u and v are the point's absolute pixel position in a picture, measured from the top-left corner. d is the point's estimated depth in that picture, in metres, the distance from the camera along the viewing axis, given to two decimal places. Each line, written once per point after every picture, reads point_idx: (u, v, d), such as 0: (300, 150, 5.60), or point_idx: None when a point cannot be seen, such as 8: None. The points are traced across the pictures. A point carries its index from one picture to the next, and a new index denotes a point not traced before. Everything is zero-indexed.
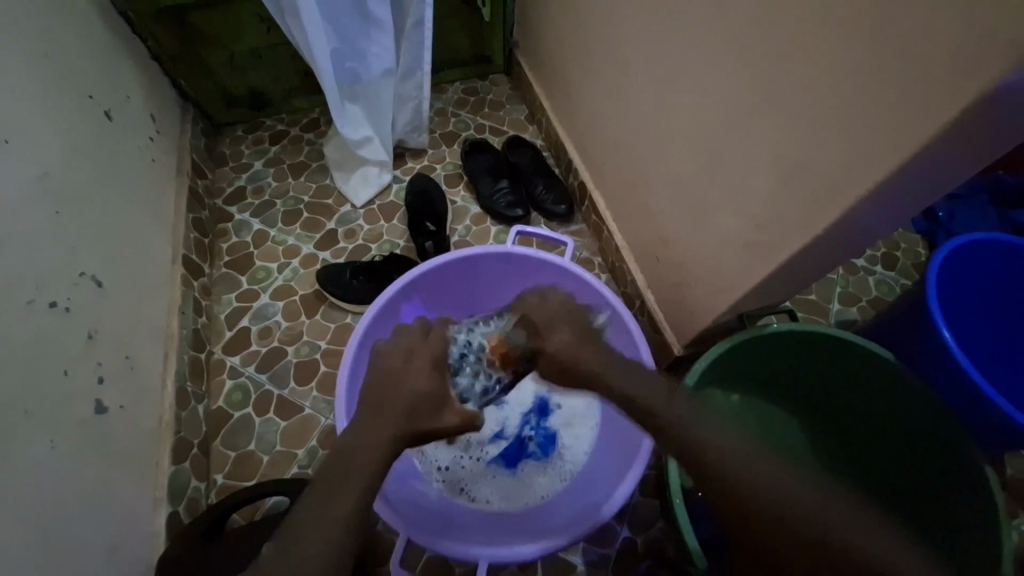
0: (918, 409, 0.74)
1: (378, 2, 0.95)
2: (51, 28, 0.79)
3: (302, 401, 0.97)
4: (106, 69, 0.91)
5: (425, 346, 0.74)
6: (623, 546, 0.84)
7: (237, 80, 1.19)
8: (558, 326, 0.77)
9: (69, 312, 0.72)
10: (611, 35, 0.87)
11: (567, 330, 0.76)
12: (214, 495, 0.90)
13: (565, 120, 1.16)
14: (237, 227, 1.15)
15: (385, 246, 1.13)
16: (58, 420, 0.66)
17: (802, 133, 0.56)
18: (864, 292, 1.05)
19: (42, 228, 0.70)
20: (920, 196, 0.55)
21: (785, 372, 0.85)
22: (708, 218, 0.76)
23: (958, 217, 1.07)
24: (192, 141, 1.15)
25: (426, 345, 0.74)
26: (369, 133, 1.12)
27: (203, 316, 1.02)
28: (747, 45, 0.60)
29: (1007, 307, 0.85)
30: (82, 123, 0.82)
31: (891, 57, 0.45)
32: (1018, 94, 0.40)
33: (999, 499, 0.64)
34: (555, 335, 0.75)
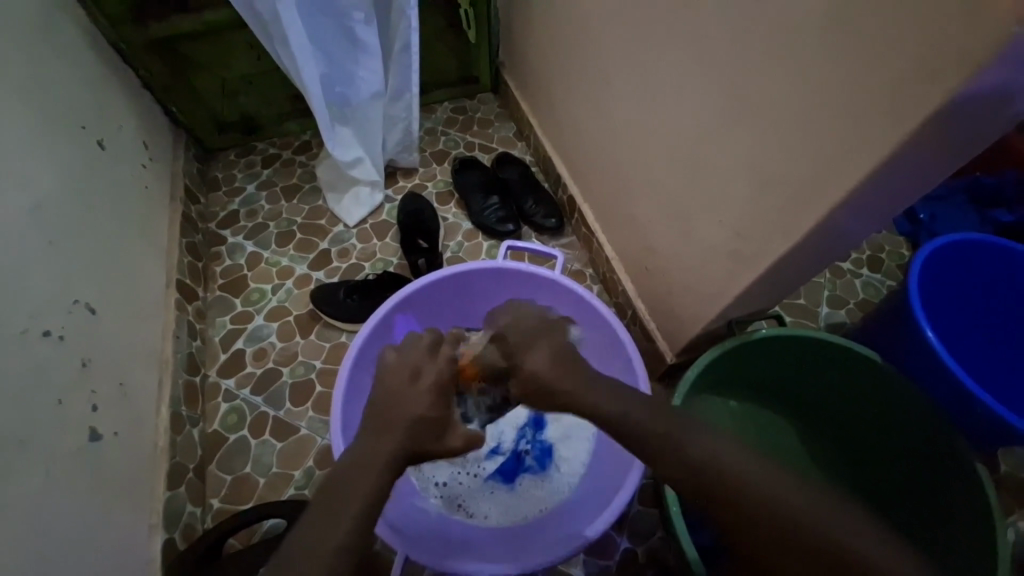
0: (907, 409, 0.75)
1: (364, 28, 0.98)
2: (43, 62, 0.81)
3: (298, 422, 0.97)
4: (98, 100, 0.92)
5: (431, 364, 0.68)
6: (624, 558, 0.84)
7: (229, 106, 1.21)
8: (536, 345, 0.69)
9: (63, 339, 0.72)
10: (592, 54, 0.90)
11: (543, 352, 0.68)
12: (210, 520, 0.89)
13: (552, 135, 1.18)
14: (231, 250, 1.16)
15: (378, 264, 1.14)
16: (52, 449, 0.66)
17: (776, 144, 0.58)
18: (851, 294, 1.07)
19: (36, 257, 0.71)
20: (893, 200, 0.56)
21: (777, 375, 0.86)
22: (693, 227, 0.77)
23: (939, 219, 1.10)
24: (185, 166, 1.16)
25: (432, 364, 0.68)
26: (360, 154, 1.14)
27: (197, 340, 1.02)
28: (720, 61, 0.62)
29: (990, 304, 0.86)
30: (74, 153, 0.83)
31: (856, 68, 0.47)
32: (971, 104, 0.42)
33: (991, 498, 0.64)
34: (537, 349, 0.69)
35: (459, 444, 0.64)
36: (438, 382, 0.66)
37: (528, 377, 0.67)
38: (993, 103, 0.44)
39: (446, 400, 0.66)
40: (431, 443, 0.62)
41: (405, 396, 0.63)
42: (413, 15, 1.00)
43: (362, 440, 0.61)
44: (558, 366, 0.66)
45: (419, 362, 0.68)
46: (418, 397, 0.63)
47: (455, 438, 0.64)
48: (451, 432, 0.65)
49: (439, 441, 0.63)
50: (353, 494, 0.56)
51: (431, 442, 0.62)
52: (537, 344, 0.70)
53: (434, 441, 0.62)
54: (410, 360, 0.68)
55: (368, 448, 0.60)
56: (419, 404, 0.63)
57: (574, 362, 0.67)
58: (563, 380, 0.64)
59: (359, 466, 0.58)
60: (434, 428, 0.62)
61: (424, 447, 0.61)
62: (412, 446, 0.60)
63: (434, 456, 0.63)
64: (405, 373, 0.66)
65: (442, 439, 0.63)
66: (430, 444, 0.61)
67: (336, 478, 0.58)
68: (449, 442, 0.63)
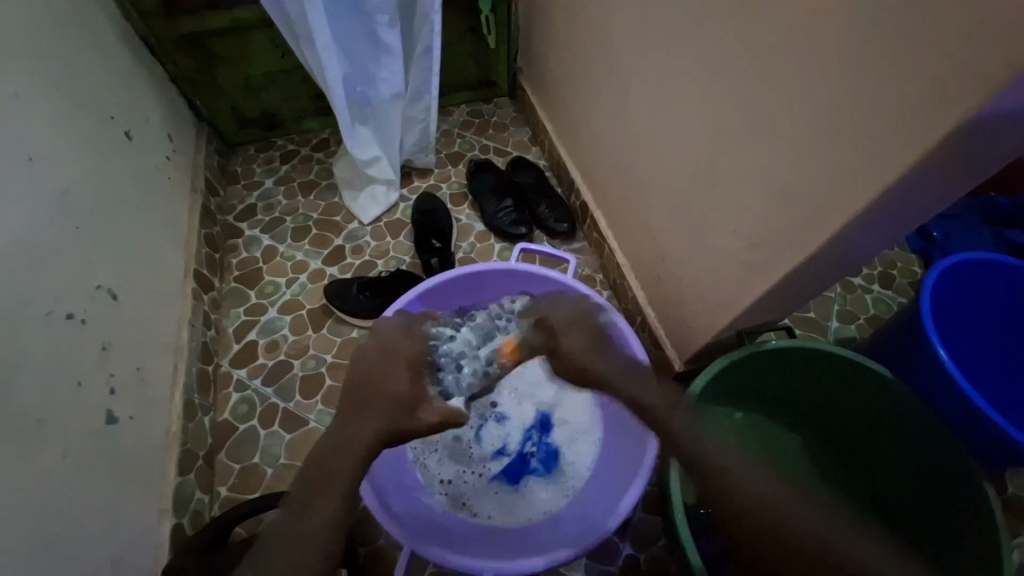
0: (915, 425, 0.75)
1: (388, 31, 1.00)
2: (75, 52, 0.83)
3: (307, 414, 0.98)
4: (127, 92, 0.95)
5: (406, 343, 0.87)
6: (625, 563, 0.84)
7: (251, 102, 1.23)
8: (571, 333, 0.88)
9: (85, 324, 0.74)
10: (610, 62, 0.91)
11: (580, 336, 0.88)
12: (217, 507, 0.91)
13: (567, 141, 1.20)
14: (247, 243, 1.18)
15: (392, 261, 1.16)
16: (69, 430, 0.67)
17: (792, 155, 0.59)
18: (861, 310, 1.07)
19: (63, 242, 0.73)
20: (908, 216, 0.57)
21: (785, 387, 0.86)
22: (706, 236, 0.78)
23: (952, 237, 1.09)
24: (206, 159, 1.19)
25: (405, 345, 0.87)
26: (377, 154, 1.16)
27: (211, 330, 1.04)
28: (739, 74, 0.63)
29: (1002, 324, 0.86)
30: (102, 142, 0.85)
31: (879, 83, 0.47)
32: (990, 123, 0.42)
33: (998, 516, 0.64)
34: (573, 335, 0.88)
35: (433, 419, 0.82)
36: None
37: (569, 361, 0.90)
38: (1014, 122, 0.44)
39: None
40: None
41: None
42: (435, 19, 1.02)
43: (347, 422, 0.78)
44: (593, 346, 0.87)
45: None
46: None
47: (429, 415, 0.82)
48: (426, 410, 0.83)
49: (413, 419, 0.81)
50: (341, 474, 0.71)
51: None
52: (573, 333, 0.88)
53: None
54: (384, 342, 0.86)
55: (351, 430, 0.76)
56: None
57: (604, 344, 0.86)
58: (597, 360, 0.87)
59: (345, 444, 0.75)
60: (405, 407, 0.81)
61: (400, 427, 0.79)
62: None
63: None
64: (379, 356, 0.86)
65: (415, 417, 0.81)
66: (404, 423, 0.79)
67: None
68: None
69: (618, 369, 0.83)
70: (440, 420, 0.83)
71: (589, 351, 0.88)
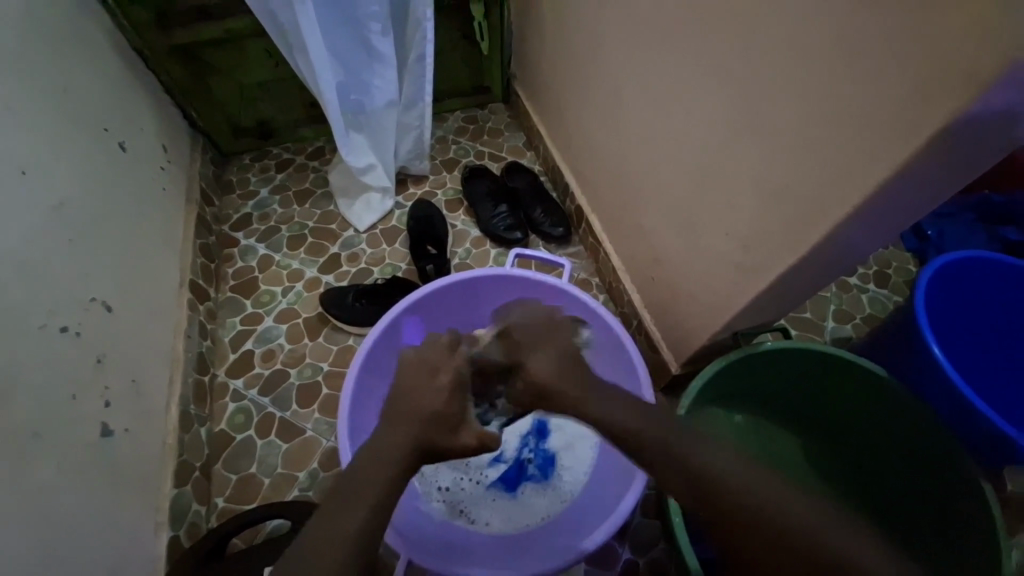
0: (912, 425, 0.75)
1: (381, 39, 1.00)
2: (69, 65, 0.83)
3: (304, 423, 0.98)
4: (121, 104, 0.95)
5: (448, 360, 0.68)
6: (625, 567, 0.84)
7: (246, 111, 1.24)
8: (537, 349, 0.73)
9: (80, 336, 0.74)
10: (602, 67, 0.92)
11: (545, 356, 0.71)
12: (214, 519, 0.90)
13: (561, 145, 1.20)
14: (243, 252, 1.18)
15: (387, 269, 1.16)
16: (66, 442, 0.67)
17: (781, 158, 0.59)
18: (858, 309, 1.07)
19: (57, 255, 0.73)
20: (898, 216, 0.57)
21: (779, 389, 0.87)
22: (700, 239, 0.78)
23: (947, 235, 1.10)
24: (202, 169, 1.19)
25: (451, 359, 0.68)
26: (372, 161, 1.16)
27: (207, 340, 1.04)
28: (727, 78, 0.64)
29: (997, 321, 0.86)
30: (97, 154, 0.85)
31: (865, 85, 0.47)
32: (973, 124, 0.43)
33: (997, 518, 0.64)
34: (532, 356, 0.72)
35: (473, 443, 0.62)
36: (456, 377, 0.66)
37: (530, 383, 0.70)
38: (999, 122, 0.44)
39: (464, 398, 0.66)
40: (444, 440, 0.61)
41: (423, 392, 0.64)
42: (428, 27, 1.03)
43: (381, 432, 0.62)
44: (561, 366, 0.70)
45: (439, 358, 0.68)
46: (434, 392, 0.64)
47: (470, 435, 0.63)
48: (467, 429, 0.63)
49: (453, 437, 0.62)
50: (366, 484, 0.57)
51: (446, 438, 0.61)
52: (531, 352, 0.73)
53: (449, 437, 0.62)
54: (430, 355, 0.68)
55: (381, 442, 0.61)
56: (435, 399, 0.63)
57: (576, 366, 0.71)
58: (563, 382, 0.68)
59: (373, 459, 0.59)
60: (448, 423, 0.62)
61: (435, 441, 0.61)
62: (422, 438, 0.61)
63: (450, 454, 0.62)
64: (421, 368, 0.66)
65: (455, 435, 0.62)
66: (443, 440, 0.61)
67: (350, 472, 0.59)
68: (463, 440, 0.62)
69: (581, 386, 0.67)
70: (482, 442, 0.62)
71: (559, 371, 0.69)
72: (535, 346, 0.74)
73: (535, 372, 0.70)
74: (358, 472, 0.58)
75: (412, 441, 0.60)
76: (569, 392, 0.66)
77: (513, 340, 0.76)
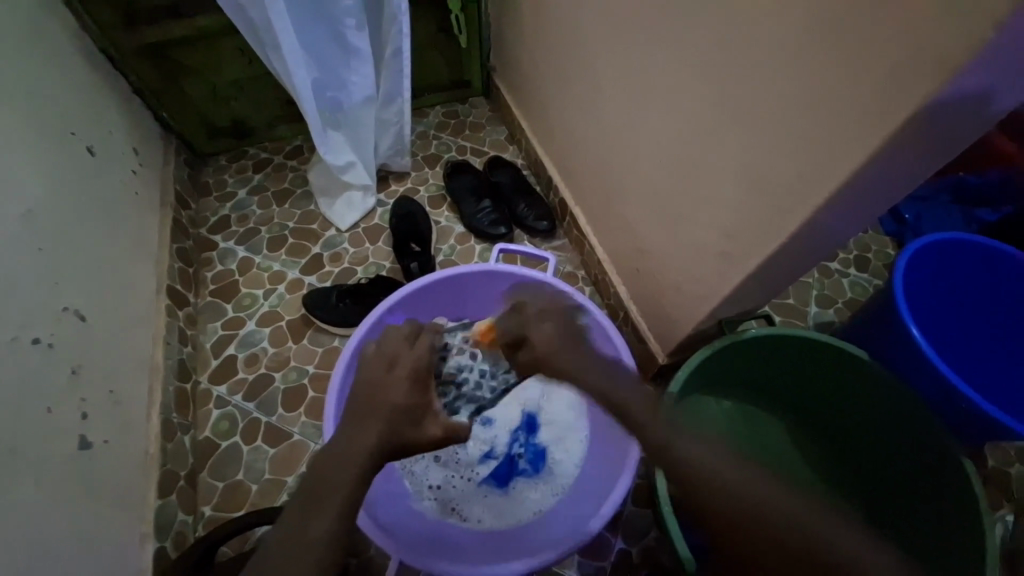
0: (895, 406, 0.76)
1: (356, 33, 0.98)
2: (30, 66, 0.80)
3: (291, 427, 0.96)
4: (88, 106, 0.92)
5: (409, 353, 0.71)
6: (618, 558, 0.84)
7: (220, 111, 1.20)
8: (547, 319, 0.79)
9: (53, 347, 0.72)
10: (580, 59, 0.91)
11: (553, 325, 0.78)
12: (202, 528, 0.89)
13: (543, 139, 1.19)
14: (222, 255, 1.15)
15: (371, 268, 1.14)
16: (42, 458, 0.65)
17: (759, 147, 0.59)
18: (839, 294, 1.09)
19: (25, 264, 0.71)
20: (876, 200, 0.57)
21: (765, 375, 0.87)
22: (683, 229, 0.78)
23: (924, 218, 1.12)
24: (175, 172, 1.16)
25: (410, 353, 0.71)
26: (352, 159, 1.14)
27: (188, 346, 1.02)
28: (705, 67, 0.63)
29: (975, 300, 0.88)
30: (64, 159, 0.82)
31: (841, 69, 0.47)
32: (945, 106, 0.43)
33: (979, 495, 0.66)
34: (546, 322, 0.79)
35: (439, 432, 0.65)
36: (416, 370, 0.69)
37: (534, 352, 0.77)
38: (970, 104, 0.44)
39: (425, 390, 0.69)
40: (410, 432, 0.64)
41: (386, 386, 0.66)
42: (404, 21, 1.01)
43: (347, 432, 0.62)
44: (567, 338, 0.77)
45: (396, 353, 0.71)
46: (396, 385, 0.67)
47: (436, 426, 0.66)
48: (431, 421, 0.66)
49: (419, 429, 0.64)
50: (327, 485, 0.57)
51: (412, 431, 0.63)
52: (539, 324, 0.78)
53: (413, 429, 0.64)
54: (388, 351, 0.71)
55: (349, 439, 0.61)
56: (398, 393, 0.66)
57: (579, 337, 0.77)
58: (562, 353, 0.75)
59: (340, 458, 0.59)
60: (413, 416, 0.64)
61: (403, 435, 0.63)
62: (391, 433, 0.62)
63: (416, 446, 0.64)
64: (381, 363, 0.69)
65: (421, 428, 0.65)
66: (408, 432, 0.63)
67: (318, 473, 0.58)
68: (429, 430, 0.65)
69: (592, 362, 0.73)
70: (446, 432, 0.66)
71: (562, 342, 0.76)
72: (546, 317, 0.79)
73: (539, 340, 0.77)
74: (325, 476, 0.58)
75: (380, 436, 0.61)
76: (568, 359, 0.74)
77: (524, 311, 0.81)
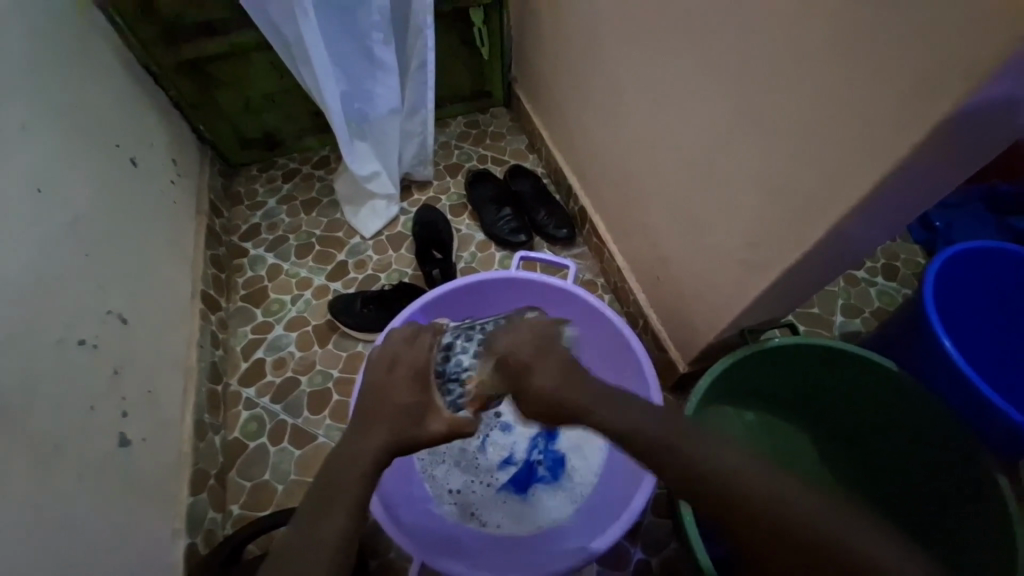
0: (926, 420, 0.74)
1: (382, 47, 1.01)
2: (80, 84, 0.85)
3: (315, 430, 0.99)
4: (131, 120, 0.97)
5: (409, 353, 0.73)
6: (637, 568, 0.84)
7: (252, 123, 1.25)
8: (539, 363, 0.67)
9: (97, 348, 0.76)
10: (600, 70, 0.92)
11: (554, 364, 0.66)
12: (230, 525, 0.91)
13: (563, 148, 1.20)
14: (252, 262, 1.19)
15: (394, 275, 1.17)
16: (84, 453, 0.69)
17: (782, 156, 0.59)
18: (867, 304, 1.06)
19: (74, 270, 0.75)
20: (905, 208, 0.57)
21: (789, 385, 0.86)
22: (704, 237, 0.78)
23: (956, 227, 1.09)
24: (210, 182, 1.21)
25: (410, 352, 0.73)
26: (377, 169, 1.17)
27: (220, 349, 1.06)
28: (726, 78, 0.64)
29: (1011, 312, 0.85)
30: (108, 170, 0.87)
31: (866, 78, 0.47)
32: (973, 116, 0.43)
33: (1014, 513, 0.63)
34: (541, 368, 0.67)
35: (442, 428, 0.67)
36: (415, 369, 0.71)
37: (536, 397, 0.66)
38: (999, 113, 0.44)
39: (428, 387, 0.71)
40: (413, 430, 0.66)
41: (388, 387, 0.69)
42: (429, 34, 1.04)
43: (353, 433, 0.66)
44: (569, 377, 0.66)
45: (397, 352, 0.73)
46: (397, 384, 0.69)
47: (438, 421, 0.67)
48: (434, 417, 0.68)
49: (422, 427, 0.66)
50: (348, 486, 0.60)
51: (415, 428, 0.66)
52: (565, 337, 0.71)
53: (416, 427, 0.66)
54: (390, 350, 0.73)
55: (356, 441, 0.64)
56: (399, 392, 0.68)
57: (583, 375, 0.66)
58: (569, 391, 0.64)
59: (348, 457, 0.62)
60: (413, 415, 0.67)
61: (406, 434, 0.65)
62: (397, 433, 0.65)
63: (421, 443, 0.66)
64: (384, 364, 0.72)
65: (424, 425, 0.66)
66: (411, 430, 0.65)
67: (328, 474, 0.61)
68: (431, 427, 0.67)
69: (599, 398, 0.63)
70: (451, 427, 0.67)
71: (566, 385, 0.65)
72: (541, 357, 0.68)
73: (540, 386, 0.66)
74: (335, 478, 0.60)
75: (387, 438, 0.64)
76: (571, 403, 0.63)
77: (513, 361, 0.69)
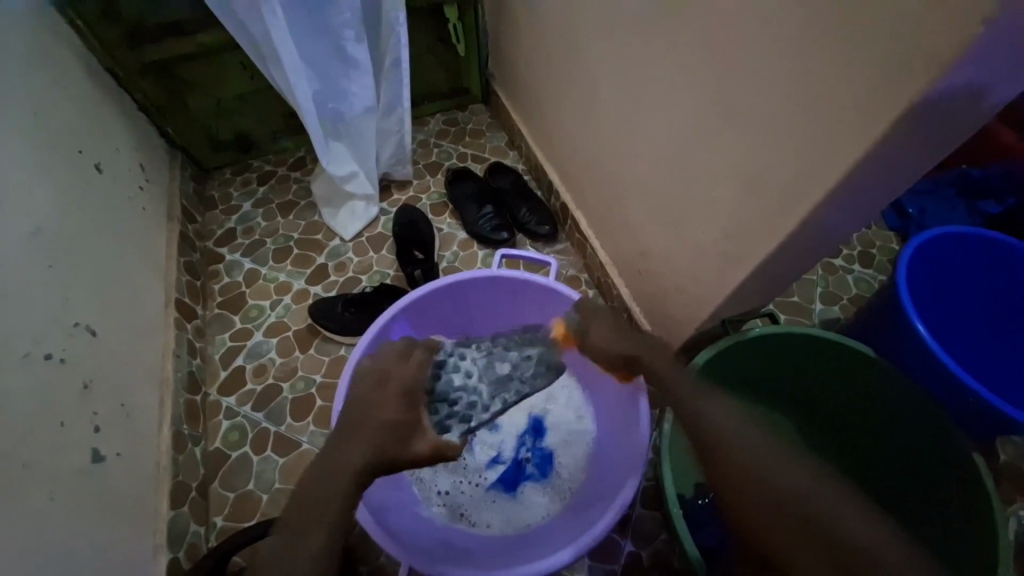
0: (903, 403, 0.76)
1: (355, 45, 0.99)
2: (39, 87, 0.82)
3: (299, 437, 0.97)
4: (95, 124, 0.94)
5: (398, 368, 0.77)
6: (628, 560, 0.84)
7: (224, 125, 1.22)
8: (593, 322, 0.79)
9: (65, 363, 0.73)
10: (576, 65, 0.92)
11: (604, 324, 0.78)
12: (214, 538, 0.89)
13: (542, 143, 1.20)
14: (228, 268, 1.16)
15: (376, 276, 1.15)
16: (56, 472, 0.66)
17: (755, 148, 0.60)
18: (844, 291, 1.08)
19: (38, 282, 0.72)
20: (876, 195, 0.57)
21: (771, 375, 0.87)
22: (684, 230, 0.78)
23: (928, 212, 1.11)
24: (181, 187, 1.18)
25: (400, 369, 0.77)
26: (354, 169, 1.16)
27: (197, 358, 1.03)
28: (698, 71, 0.64)
29: (981, 293, 0.87)
30: (72, 177, 0.84)
31: (833, 69, 0.48)
32: (938, 103, 0.43)
33: (991, 490, 0.65)
34: (594, 325, 0.79)
35: (426, 450, 0.68)
36: (404, 389, 0.75)
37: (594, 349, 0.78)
38: (965, 99, 0.45)
39: (414, 408, 0.74)
40: (398, 448, 0.67)
41: (376, 403, 0.71)
42: (402, 31, 1.02)
43: (335, 444, 0.65)
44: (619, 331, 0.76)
45: (388, 367, 0.76)
46: (386, 402, 0.72)
47: (423, 444, 0.69)
48: (419, 439, 0.70)
49: (406, 447, 0.67)
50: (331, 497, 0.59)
51: (400, 447, 0.67)
52: (595, 322, 0.79)
53: (401, 445, 0.67)
54: (381, 364, 0.77)
55: (340, 454, 0.64)
56: (387, 410, 0.70)
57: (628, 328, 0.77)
58: (622, 343, 0.74)
59: (332, 469, 0.62)
60: (398, 434, 0.68)
61: (393, 452, 0.65)
62: (380, 450, 0.65)
63: (406, 462, 0.66)
64: (373, 378, 0.74)
65: (408, 447, 0.67)
66: (396, 449, 0.66)
67: (309, 489, 0.61)
68: (416, 449, 0.68)
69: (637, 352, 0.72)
70: (434, 449, 0.68)
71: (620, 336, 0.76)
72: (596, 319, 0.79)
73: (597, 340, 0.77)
74: (315, 492, 0.60)
75: (370, 452, 0.64)
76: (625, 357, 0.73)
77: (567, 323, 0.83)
